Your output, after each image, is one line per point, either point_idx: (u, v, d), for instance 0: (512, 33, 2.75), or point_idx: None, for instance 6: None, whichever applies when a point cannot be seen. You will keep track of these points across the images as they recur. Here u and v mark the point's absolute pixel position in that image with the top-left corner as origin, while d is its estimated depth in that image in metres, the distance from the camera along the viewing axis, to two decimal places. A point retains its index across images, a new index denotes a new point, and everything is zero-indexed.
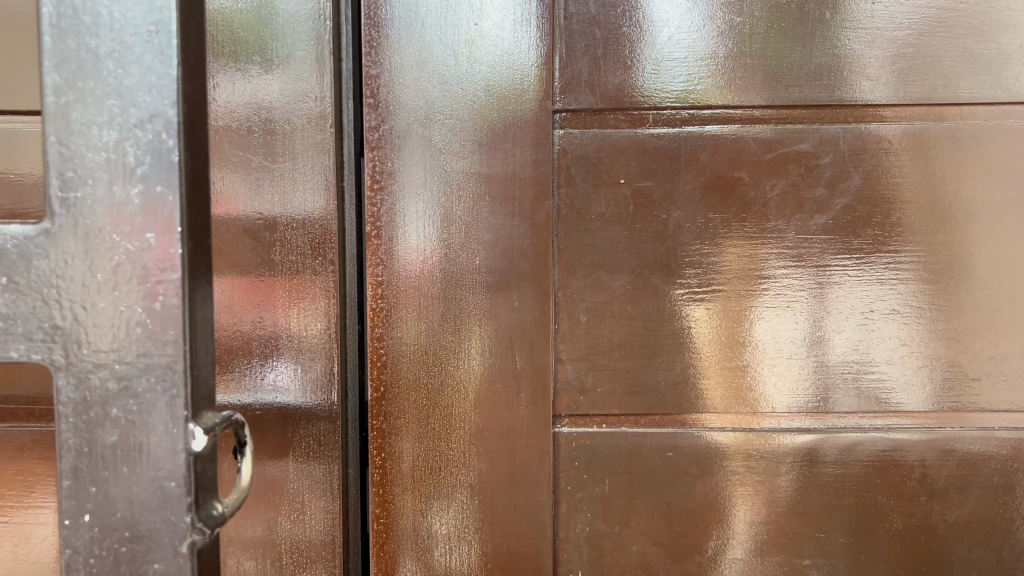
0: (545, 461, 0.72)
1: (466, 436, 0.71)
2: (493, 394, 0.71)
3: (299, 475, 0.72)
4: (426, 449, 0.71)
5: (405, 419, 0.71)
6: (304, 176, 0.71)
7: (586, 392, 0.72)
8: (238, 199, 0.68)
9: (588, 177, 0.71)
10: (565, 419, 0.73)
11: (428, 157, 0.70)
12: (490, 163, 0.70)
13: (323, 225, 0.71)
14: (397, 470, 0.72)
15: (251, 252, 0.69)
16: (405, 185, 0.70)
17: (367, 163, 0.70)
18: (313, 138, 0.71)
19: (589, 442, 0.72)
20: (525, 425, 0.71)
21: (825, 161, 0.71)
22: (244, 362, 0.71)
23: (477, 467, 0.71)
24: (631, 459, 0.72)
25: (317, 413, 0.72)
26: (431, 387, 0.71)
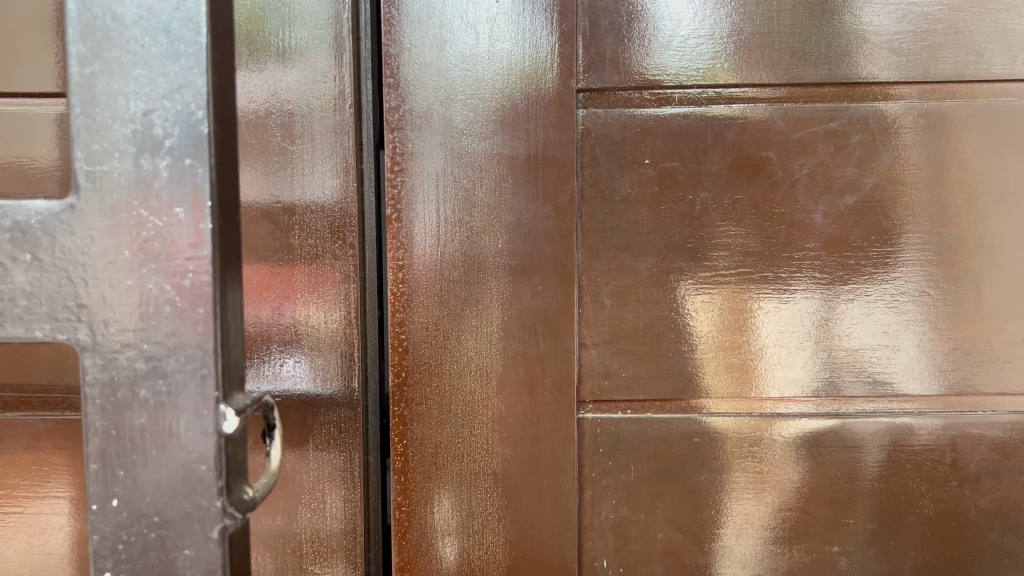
0: (569, 449, 0.70)
1: (489, 423, 0.70)
2: (516, 380, 0.70)
3: (319, 463, 0.71)
4: (447, 437, 0.70)
5: (426, 406, 0.70)
6: (324, 160, 0.69)
7: (611, 376, 0.71)
8: (255, 184, 0.69)
9: (612, 158, 0.70)
10: (589, 405, 0.71)
11: (449, 139, 0.69)
12: (512, 143, 0.69)
13: (343, 208, 0.69)
14: (419, 458, 0.70)
15: (269, 236, 0.69)
16: (425, 168, 0.69)
17: (388, 144, 0.69)
18: (332, 120, 0.69)
19: (613, 429, 0.71)
20: (549, 411, 0.70)
21: (854, 140, 0.70)
22: (262, 348, 0.69)
23: (500, 455, 0.70)
24: (657, 445, 0.71)
25: (337, 401, 0.71)
26: (453, 374, 0.70)
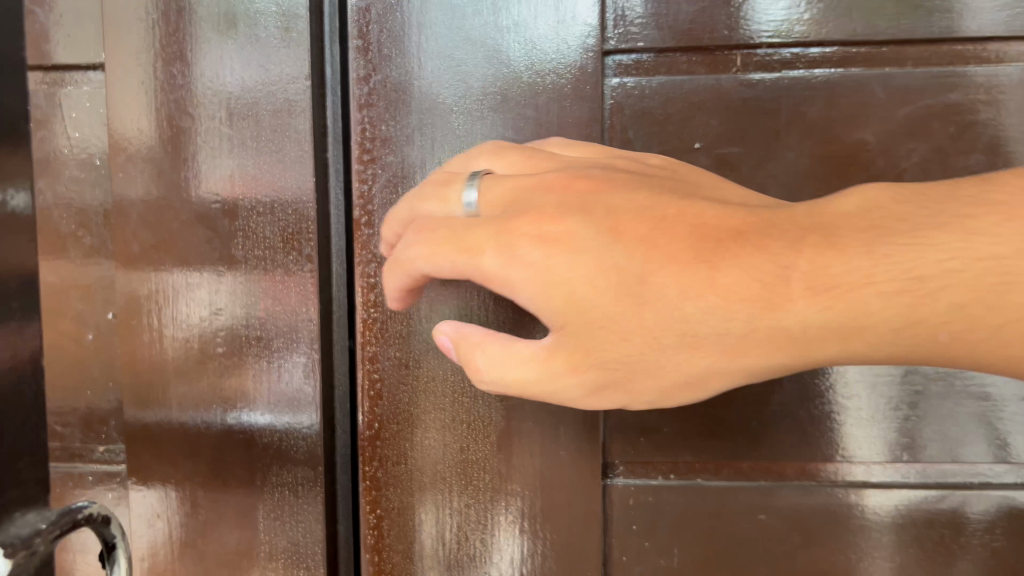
0: (591, 527, 0.54)
1: (487, 489, 0.54)
2: (524, 436, 0.54)
3: (273, 536, 0.56)
4: (432, 508, 0.54)
5: (407, 467, 0.54)
6: (273, 148, 0.53)
7: (648, 432, 0.54)
8: (214, 180, 0.54)
9: (651, 141, 0.52)
10: (621, 467, 0.55)
11: (433, 120, 0.52)
12: (518, 124, 0.52)
13: (297, 209, 0.53)
14: (396, 533, 0.55)
15: (205, 245, 0.54)
16: (402, 157, 0.53)
17: (355, 125, 0.53)
18: (285, 96, 0.53)
19: (651, 499, 0.54)
20: (567, 475, 0.53)
21: (984, 117, 0.50)
22: (224, 373, 0.55)
23: (502, 532, 0.54)
24: (708, 523, 0.54)
25: (294, 458, 0.55)
26: (438, 428, 0.54)
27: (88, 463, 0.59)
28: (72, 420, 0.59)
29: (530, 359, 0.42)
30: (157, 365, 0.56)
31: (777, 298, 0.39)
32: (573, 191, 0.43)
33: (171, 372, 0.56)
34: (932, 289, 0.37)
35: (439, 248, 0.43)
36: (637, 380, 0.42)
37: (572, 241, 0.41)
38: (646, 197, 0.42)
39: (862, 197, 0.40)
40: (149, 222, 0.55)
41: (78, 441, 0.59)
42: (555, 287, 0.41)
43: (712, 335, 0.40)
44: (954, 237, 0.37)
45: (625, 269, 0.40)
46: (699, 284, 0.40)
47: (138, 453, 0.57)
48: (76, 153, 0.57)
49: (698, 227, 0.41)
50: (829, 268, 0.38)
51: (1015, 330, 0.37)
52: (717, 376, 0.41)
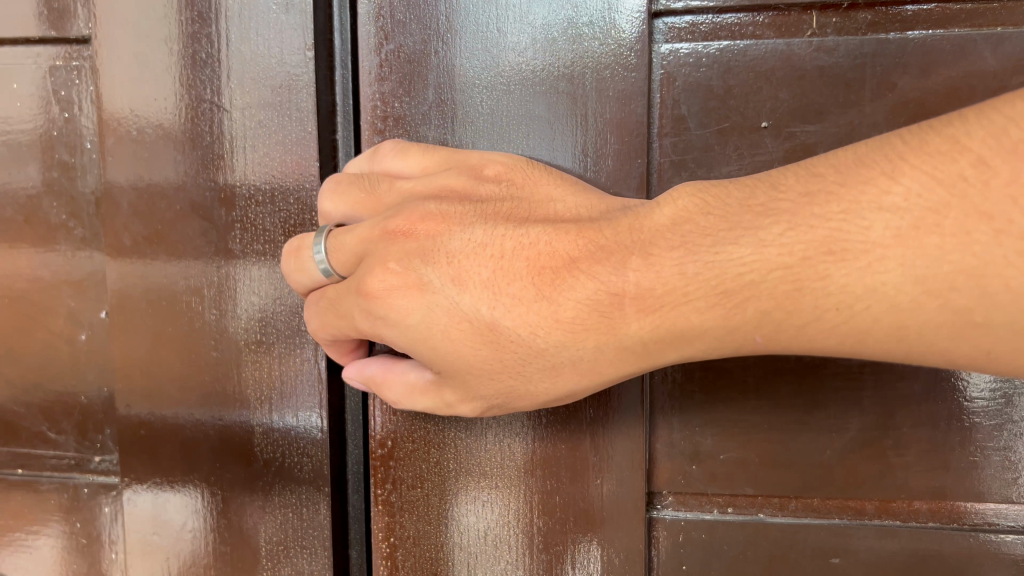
0: (635, 568, 0.46)
1: (514, 518, 0.47)
2: (556, 460, 0.46)
3: (273, 562, 0.50)
4: (453, 539, 0.48)
5: (423, 491, 0.47)
6: (272, 127, 0.47)
7: (700, 459, 0.46)
8: (207, 165, 0.48)
9: (707, 119, 0.44)
10: (670, 497, 0.47)
11: (452, 96, 0.46)
12: (551, 99, 0.45)
13: (299, 198, 0.47)
14: (413, 565, 0.48)
15: (201, 239, 0.49)
16: (417, 137, 0.46)
17: (367, 101, 0.46)
18: (285, 70, 0.47)
19: (704, 536, 0.46)
20: (607, 508, 0.46)
21: None
22: (215, 379, 0.49)
23: (532, 568, 0.47)
24: (772, 567, 0.46)
25: (299, 477, 0.49)
26: (457, 449, 0.47)
27: (85, 474, 0.55)
28: (66, 426, 0.54)
29: (424, 391, 0.41)
30: (150, 372, 0.50)
31: (614, 323, 0.38)
32: (413, 232, 0.40)
33: (165, 378, 0.50)
34: (739, 300, 0.36)
35: (323, 315, 0.42)
36: (513, 404, 0.40)
37: (425, 294, 0.39)
38: (482, 231, 0.40)
39: (676, 209, 0.38)
40: (140, 212, 0.50)
41: (74, 449, 0.54)
42: (422, 343, 0.39)
43: (569, 362, 0.38)
44: (749, 249, 0.36)
45: (479, 317, 0.38)
46: (544, 319, 0.38)
47: (133, 467, 0.52)
48: (66, 135, 0.52)
49: (535, 259, 0.39)
50: (650, 290, 0.37)
51: (811, 331, 0.36)
52: (580, 394, 0.40)
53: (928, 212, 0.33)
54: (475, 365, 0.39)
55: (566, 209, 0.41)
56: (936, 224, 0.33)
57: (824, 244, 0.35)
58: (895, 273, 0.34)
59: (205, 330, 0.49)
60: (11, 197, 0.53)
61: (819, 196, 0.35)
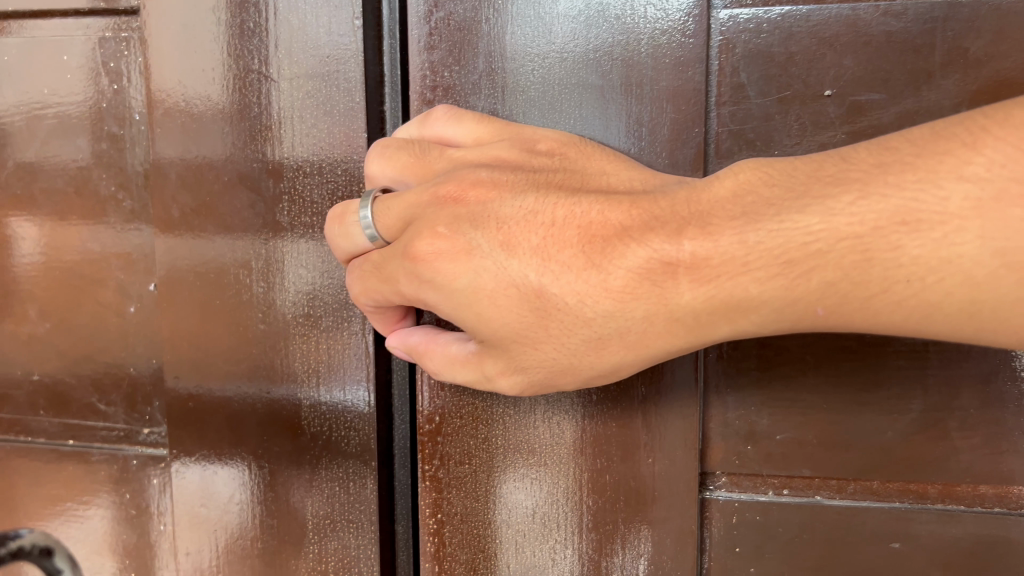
0: (687, 548, 0.45)
1: (564, 496, 0.46)
2: (607, 438, 0.45)
3: (321, 535, 0.50)
4: (502, 516, 0.47)
5: (471, 466, 0.47)
6: (320, 98, 0.46)
7: (756, 440, 0.45)
8: (255, 136, 0.48)
9: (768, 86, 0.43)
10: (723, 478, 0.46)
11: (505, 66, 0.44)
12: (606, 67, 0.43)
13: (347, 169, 0.47)
14: (461, 540, 0.47)
15: (249, 211, 0.48)
16: (467, 107, 0.45)
17: (416, 70, 0.45)
18: (333, 40, 0.46)
19: (758, 518, 0.46)
20: (661, 487, 0.45)
21: None
22: (263, 353, 0.49)
23: (581, 546, 0.46)
24: (828, 550, 0.45)
25: (346, 451, 0.49)
26: (506, 425, 0.46)
27: (134, 446, 0.55)
28: (116, 398, 0.55)
29: (464, 363, 0.41)
30: (198, 345, 0.50)
31: (664, 292, 0.36)
32: (464, 198, 0.39)
33: (213, 351, 0.50)
34: (804, 270, 0.35)
35: (367, 280, 0.41)
36: (556, 380, 0.39)
37: (473, 258, 0.38)
38: (534, 198, 0.39)
39: (737, 181, 0.37)
40: (188, 184, 0.49)
41: (123, 421, 0.55)
42: (467, 309, 0.38)
43: (616, 334, 0.37)
44: (816, 218, 0.34)
45: (527, 284, 0.37)
46: (594, 288, 0.37)
47: (182, 439, 0.52)
48: (116, 108, 0.52)
49: (586, 227, 0.38)
50: (708, 260, 0.36)
51: (877, 304, 0.35)
52: (626, 368, 0.39)
53: (1012, 182, 0.31)
54: (521, 334, 0.38)
55: (619, 182, 0.40)
56: (1019, 196, 0.31)
57: (896, 214, 0.33)
58: (973, 245, 0.32)
59: (252, 304, 0.49)
60: (60, 169, 0.53)
61: (893, 166, 0.34)
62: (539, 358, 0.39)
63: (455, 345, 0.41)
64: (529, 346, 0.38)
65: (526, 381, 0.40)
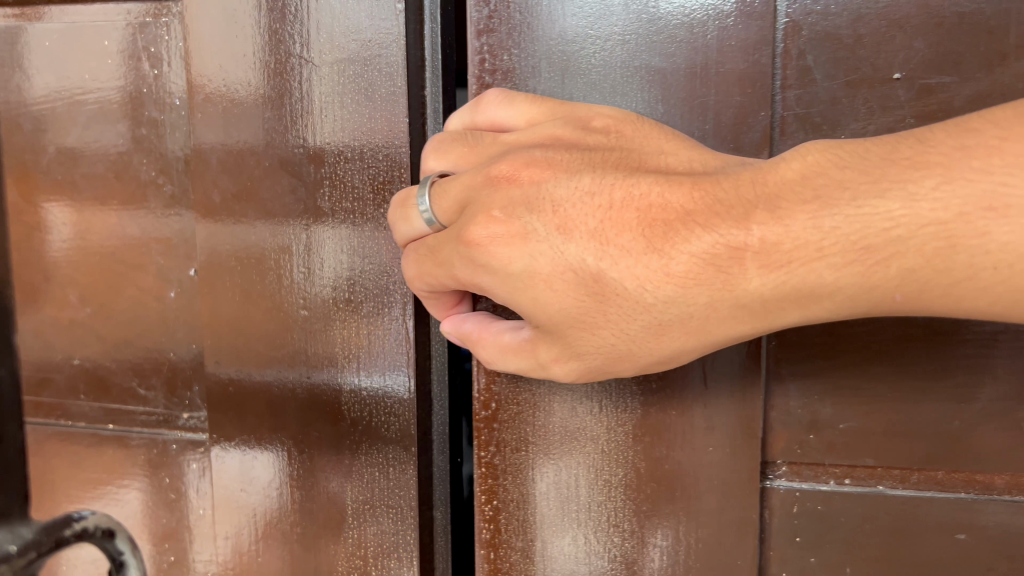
0: (745, 539, 0.45)
1: (620, 484, 0.46)
2: (662, 426, 0.45)
3: (360, 520, 0.50)
4: (557, 503, 0.47)
5: (528, 454, 0.47)
6: (361, 83, 0.46)
7: (818, 429, 0.44)
8: (295, 120, 0.48)
9: (835, 70, 0.42)
10: (784, 467, 0.46)
11: (565, 49, 0.44)
12: (669, 49, 0.43)
13: (388, 154, 0.46)
14: (516, 527, 0.47)
15: (290, 196, 0.48)
16: (527, 90, 0.45)
17: (473, 54, 0.45)
18: (374, 25, 0.45)
19: (819, 509, 0.45)
20: (718, 476, 0.45)
21: None
22: (303, 338, 0.49)
23: (636, 534, 0.46)
24: (895, 543, 0.44)
25: (386, 436, 0.49)
26: (563, 412, 0.46)
27: (173, 430, 0.55)
28: (156, 382, 0.55)
29: (518, 351, 0.40)
30: (238, 329, 0.51)
31: (731, 278, 0.36)
32: (518, 180, 0.39)
33: (250, 335, 0.50)
34: (884, 257, 0.34)
35: (422, 263, 0.41)
36: (613, 366, 0.39)
37: (529, 243, 0.37)
38: (590, 179, 0.38)
39: (805, 164, 0.36)
40: (228, 168, 0.49)
41: (163, 405, 0.55)
42: (523, 293, 0.38)
43: (677, 320, 0.37)
44: (897, 204, 0.34)
45: (584, 268, 0.37)
46: (655, 272, 0.36)
47: (221, 424, 0.52)
48: (156, 93, 0.52)
49: (646, 211, 0.37)
50: (779, 245, 0.35)
51: (961, 290, 0.34)
52: (686, 355, 0.38)
53: None
54: (579, 319, 0.38)
55: (678, 162, 0.39)
56: None
57: (984, 199, 0.33)
58: None
59: (291, 289, 0.49)
60: (101, 155, 0.53)
61: (977, 150, 0.33)
62: (596, 342, 0.38)
63: (507, 333, 0.41)
64: (590, 332, 0.38)
65: (584, 366, 0.39)
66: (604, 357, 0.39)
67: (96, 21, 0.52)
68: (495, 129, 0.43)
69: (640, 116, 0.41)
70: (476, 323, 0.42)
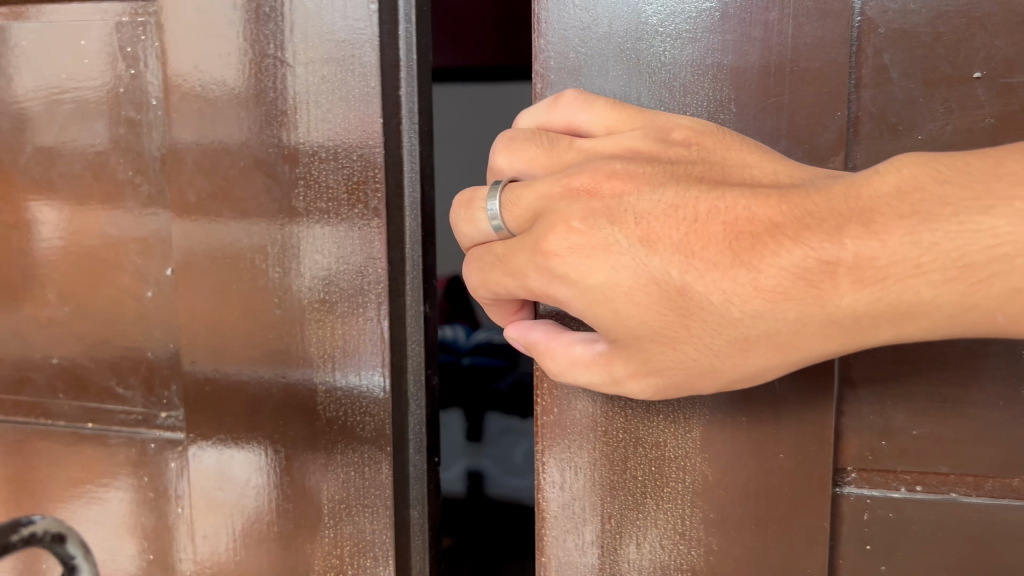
0: (817, 548, 0.43)
1: (683, 492, 0.45)
2: (729, 432, 0.44)
3: (336, 520, 0.50)
4: (619, 510, 0.46)
5: (588, 459, 0.46)
6: (335, 83, 0.46)
7: (891, 435, 0.43)
8: (267, 120, 0.48)
9: (912, 68, 0.41)
10: (853, 474, 0.44)
11: (636, 46, 0.43)
12: (740, 45, 0.42)
13: (362, 154, 0.46)
14: (575, 533, 0.46)
15: (265, 196, 0.48)
16: (594, 88, 0.44)
17: (538, 53, 0.45)
18: (348, 24, 0.45)
19: (892, 515, 0.43)
20: (788, 484, 0.43)
21: None
22: (278, 338, 0.49)
23: (702, 542, 0.44)
24: (971, 549, 0.42)
25: (361, 436, 0.49)
26: (628, 418, 0.45)
27: (152, 429, 0.55)
28: (133, 381, 0.55)
29: (589, 365, 0.38)
30: (214, 329, 0.51)
31: (822, 294, 0.34)
32: (598, 191, 0.37)
33: (228, 335, 0.50)
34: (988, 274, 0.33)
35: (489, 270, 0.40)
36: (693, 381, 0.37)
37: (611, 255, 0.36)
38: (674, 191, 0.37)
39: (901, 177, 0.35)
40: (204, 168, 0.49)
41: (141, 404, 0.55)
42: (602, 306, 0.36)
43: (764, 334, 0.35)
44: (1003, 220, 0.32)
45: (668, 280, 0.35)
46: (743, 287, 0.35)
47: (198, 423, 0.52)
48: (132, 93, 0.52)
49: (732, 223, 0.36)
50: (874, 260, 0.34)
51: None
52: (772, 372, 0.36)
53: None
54: (663, 333, 0.36)
55: (762, 174, 0.38)
56: None
57: None
58: None
59: (264, 289, 0.49)
60: (79, 154, 0.53)
61: None
62: (681, 359, 0.36)
63: (579, 344, 0.39)
64: (670, 342, 0.36)
65: (655, 379, 0.37)
66: (682, 367, 0.37)
67: (70, 22, 0.53)
68: (572, 131, 0.41)
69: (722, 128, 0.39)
70: (546, 333, 0.40)
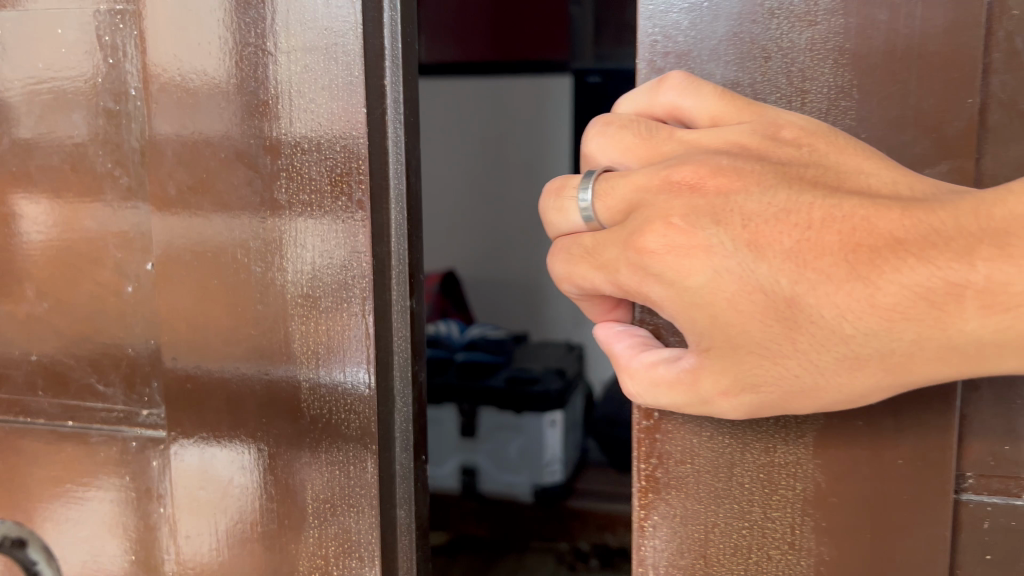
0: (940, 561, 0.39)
1: (796, 501, 0.41)
2: (848, 436, 0.40)
3: (321, 521, 0.49)
4: (728, 520, 0.42)
5: (693, 467, 0.42)
6: (318, 73, 0.45)
7: (1016, 438, 0.39)
8: (247, 111, 0.47)
9: None
10: (972, 479, 0.40)
11: (748, 28, 0.40)
12: (858, 29, 0.39)
13: (345, 146, 0.45)
14: (683, 544, 0.43)
15: (246, 188, 0.47)
16: (704, 74, 0.41)
17: (645, 36, 0.41)
18: (331, 12, 0.44)
19: (1010, 525, 0.40)
20: (906, 491, 0.40)
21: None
22: (263, 334, 0.48)
23: (818, 553, 0.41)
24: None
25: (346, 433, 0.48)
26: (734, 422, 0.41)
27: (133, 427, 0.54)
28: (114, 378, 0.54)
29: (673, 385, 0.37)
30: (195, 325, 0.50)
31: (946, 315, 0.32)
32: (702, 187, 0.35)
33: (209, 332, 0.49)
34: None
35: (575, 264, 0.39)
36: (790, 401, 0.36)
37: (713, 257, 0.34)
38: (786, 194, 0.34)
39: None
40: (184, 160, 0.48)
41: (123, 402, 0.54)
42: (700, 310, 0.34)
43: (876, 354, 0.33)
44: None
45: (777, 290, 0.33)
46: (860, 303, 0.33)
47: (179, 421, 0.51)
48: (113, 84, 0.51)
49: (849, 233, 0.33)
50: (1009, 285, 0.32)
51: None
52: (880, 393, 0.35)
53: None
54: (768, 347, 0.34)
55: (881, 183, 0.35)
56: None
57: None
58: None
59: (244, 285, 0.48)
60: (56, 146, 0.52)
61: None
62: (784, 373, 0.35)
63: (664, 363, 0.37)
64: (774, 358, 0.34)
65: (751, 395, 0.36)
66: (792, 381, 0.35)
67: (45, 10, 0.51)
68: (675, 116, 0.39)
69: (834, 129, 0.37)
70: (633, 353, 0.39)
